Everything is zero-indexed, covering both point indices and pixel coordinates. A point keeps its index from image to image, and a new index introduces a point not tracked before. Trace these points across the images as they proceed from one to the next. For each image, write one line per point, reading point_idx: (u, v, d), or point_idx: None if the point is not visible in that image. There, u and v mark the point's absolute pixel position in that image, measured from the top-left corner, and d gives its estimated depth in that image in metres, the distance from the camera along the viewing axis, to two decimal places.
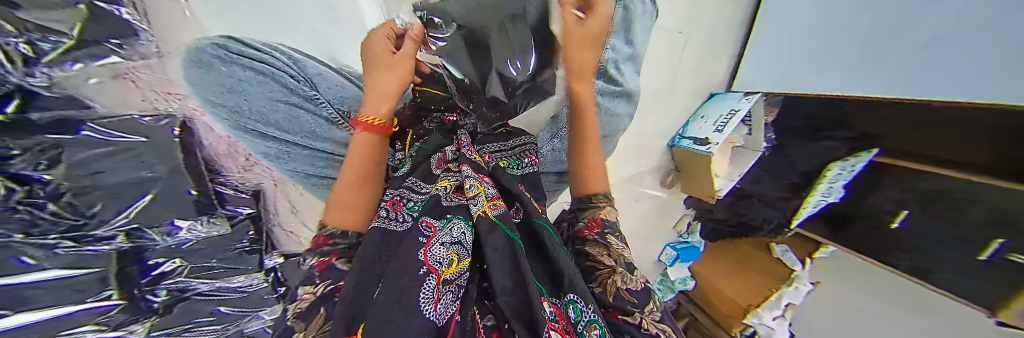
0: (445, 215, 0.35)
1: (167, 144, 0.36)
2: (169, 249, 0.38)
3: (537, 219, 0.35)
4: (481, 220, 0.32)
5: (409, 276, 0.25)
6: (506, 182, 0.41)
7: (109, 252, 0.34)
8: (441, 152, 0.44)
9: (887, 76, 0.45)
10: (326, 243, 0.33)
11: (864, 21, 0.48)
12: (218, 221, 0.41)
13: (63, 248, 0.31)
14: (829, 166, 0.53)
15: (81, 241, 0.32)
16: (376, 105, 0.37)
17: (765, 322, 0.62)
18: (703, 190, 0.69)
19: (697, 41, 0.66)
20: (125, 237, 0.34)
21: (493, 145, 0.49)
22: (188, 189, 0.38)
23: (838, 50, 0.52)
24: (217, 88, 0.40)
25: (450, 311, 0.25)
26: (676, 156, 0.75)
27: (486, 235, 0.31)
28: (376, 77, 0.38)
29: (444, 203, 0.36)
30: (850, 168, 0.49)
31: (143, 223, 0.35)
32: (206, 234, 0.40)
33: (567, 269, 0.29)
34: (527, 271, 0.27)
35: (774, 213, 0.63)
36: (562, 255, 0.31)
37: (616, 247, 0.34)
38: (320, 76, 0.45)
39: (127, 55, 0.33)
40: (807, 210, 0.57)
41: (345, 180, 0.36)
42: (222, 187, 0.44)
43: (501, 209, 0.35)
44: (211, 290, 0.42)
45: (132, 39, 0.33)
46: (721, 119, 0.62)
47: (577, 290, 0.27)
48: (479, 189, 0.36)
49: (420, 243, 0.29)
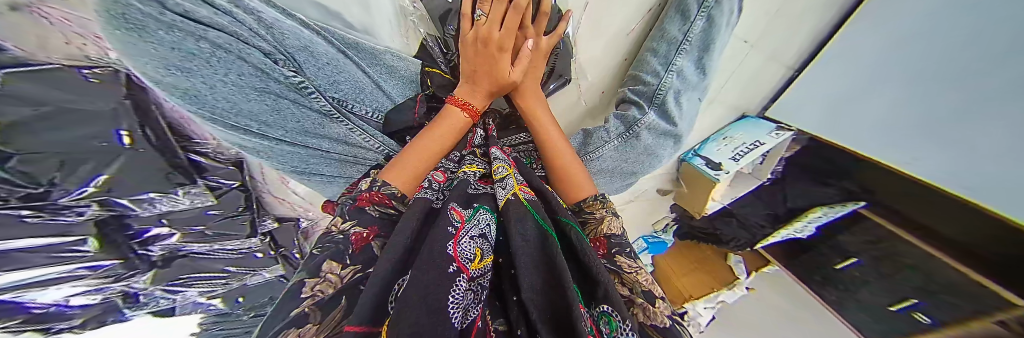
0: (473, 204, 0.36)
1: (113, 95, 0.32)
2: (152, 217, 0.39)
3: (562, 217, 0.35)
4: (510, 203, 0.34)
5: (439, 269, 0.23)
6: (528, 174, 0.44)
7: (85, 222, 0.33)
8: (472, 133, 0.49)
9: (895, 125, 0.38)
10: (383, 201, 0.35)
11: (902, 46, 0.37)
12: (204, 194, 0.44)
13: (32, 217, 0.30)
14: (814, 208, 0.49)
15: (47, 210, 0.30)
16: (479, 96, 0.45)
17: (697, 309, 0.70)
18: (694, 203, 0.72)
19: (760, 56, 0.55)
20: (100, 206, 0.33)
21: (512, 138, 0.54)
22: (118, 130, 0.32)
23: (848, 92, 0.44)
24: (163, 64, 0.29)
25: (472, 320, 0.23)
26: (682, 169, 0.73)
27: (513, 227, 0.30)
28: (484, 61, 0.43)
29: (471, 189, 0.39)
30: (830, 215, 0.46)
31: (115, 194, 0.34)
32: (190, 204, 0.42)
33: (600, 275, 0.26)
34: (563, 271, 0.24)
35: (744, 234, 0.64)
36: (590, 255, 0.28)
37: (628, 272, 0.30)
38: (304, 52, 0.37)
39: None
40: (772, 238, 0.57)
41: (429, 142, 0.42)
42: (196, 155, 0.44)
43: (532, 194, 0.37)
44: (207, 251, 0.47)
45: None
46: (744, 148, 0.59)
47: (613, 298, 0.23)
48: (507, 172, 0.41)
49: (450, 233, 0.29)
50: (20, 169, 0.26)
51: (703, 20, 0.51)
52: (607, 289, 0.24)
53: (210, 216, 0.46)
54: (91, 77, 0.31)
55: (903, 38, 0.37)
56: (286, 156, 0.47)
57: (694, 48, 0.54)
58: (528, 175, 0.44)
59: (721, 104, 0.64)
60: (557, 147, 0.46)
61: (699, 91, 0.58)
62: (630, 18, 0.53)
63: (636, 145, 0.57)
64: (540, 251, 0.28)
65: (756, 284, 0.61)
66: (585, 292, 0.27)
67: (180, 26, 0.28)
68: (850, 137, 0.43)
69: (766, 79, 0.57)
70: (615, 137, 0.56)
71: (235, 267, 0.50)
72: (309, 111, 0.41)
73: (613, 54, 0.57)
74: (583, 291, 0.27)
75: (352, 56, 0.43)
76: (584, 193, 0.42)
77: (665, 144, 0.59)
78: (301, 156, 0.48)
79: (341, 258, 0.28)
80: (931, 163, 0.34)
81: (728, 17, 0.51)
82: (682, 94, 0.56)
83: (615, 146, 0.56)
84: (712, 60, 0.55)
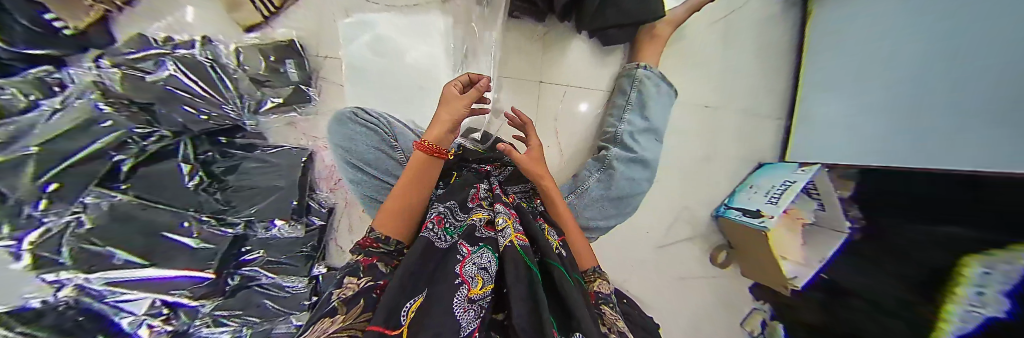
0: (478, 243, 0.33)
1: (296, 166, 0.52)
2: (262, 241, 0.48)
3: (551, 259, 0.31)
4: (507, 249, 0.30)
5: (446, 284, 0.25)
6: (526, 219, 0.39)
7: (229, 236, 0.44)
8: (475, 188, 0.45)
9: (962, 111, 0.40)
10: (371, 245, 0.34)
11: (939, 36, 0.45)
12: (299, 227, 0.50)
13: (207, 225, 0.42)
14: (968, 266, 0.34)
15: (221, 222, 0.44)
16: (434, 132, 0.40)
17: None
18: (773, 275, 0.62)
19: (731, 112, 0.72)
20: (243, 225, 0.46)
21: (515, 188, 0.48)
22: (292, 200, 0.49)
23: (861, 121, 0.57)
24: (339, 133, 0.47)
25: (474, 328, 0.21)
26: (723, 228, 0.71)
27: (508, 271, 0.27)
28: (450, 102, 0.43)
29: (477, 234, 0.35)
30: (1005, 269, 0.31)
31: (258, 216, 0.47)
32: (286, 234, 0.49)
33: (576, 303, 0.24)
34: (541, 296, 0.23)
35: (891, 324, 0.43)
36: (570, 289, 0.26)
37: (610, 317, 0.30)
38: (404, 135, 0.47)
39: (234, 112, 0.47)
40: (949, 326, 0.36)
41: (416, 171, 0.39)
42: (314, 202, 0.55)
43: (527, 242, 0.32)
44: (270, 285, 0.49)
45: (236, 119, 0.48)
46: (776, 190, 0.61)
47: (585, 327, 0.21)
48: (507, 223, 0.36)
49: (456, 259, 0.29)
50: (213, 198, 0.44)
51: (637, 92, 0.52)
52: (579, 317, 0.22)
53: (301, 244, 0.51)
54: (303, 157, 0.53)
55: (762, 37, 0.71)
56: (364, 185, 0.45)
57: (635, 107, 0.52)
58: (527, 223, 0.38)
59: (715, 160, 0.72)
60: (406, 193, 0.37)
61: (652, 133, 0.52)
62: (587, 71, 0.62)
63: (618, 184, 0.48)
64: (527, 287, 0.25)
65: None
66: (561, 320, 0.25)
67: (219, 151, 0.48)
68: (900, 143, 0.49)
69: (749, 134, 0.73)
70: (596, 172, 0.49)
71: (274, 303, 0.49)
72: (388, 159, 0.45)
73: (585, 130, 0.63)
74: (560, 320, 0.25)
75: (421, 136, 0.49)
76: (587, 262, 0.40)
77: (635, 193, 0.49)
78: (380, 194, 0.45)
79: (357, 274, 0.29)
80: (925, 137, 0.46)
81: (654, 87, 0.52)
82: (638, 135, 0.50)
83: (600, 180, 0.48)
84: (655, 113, 0.52)
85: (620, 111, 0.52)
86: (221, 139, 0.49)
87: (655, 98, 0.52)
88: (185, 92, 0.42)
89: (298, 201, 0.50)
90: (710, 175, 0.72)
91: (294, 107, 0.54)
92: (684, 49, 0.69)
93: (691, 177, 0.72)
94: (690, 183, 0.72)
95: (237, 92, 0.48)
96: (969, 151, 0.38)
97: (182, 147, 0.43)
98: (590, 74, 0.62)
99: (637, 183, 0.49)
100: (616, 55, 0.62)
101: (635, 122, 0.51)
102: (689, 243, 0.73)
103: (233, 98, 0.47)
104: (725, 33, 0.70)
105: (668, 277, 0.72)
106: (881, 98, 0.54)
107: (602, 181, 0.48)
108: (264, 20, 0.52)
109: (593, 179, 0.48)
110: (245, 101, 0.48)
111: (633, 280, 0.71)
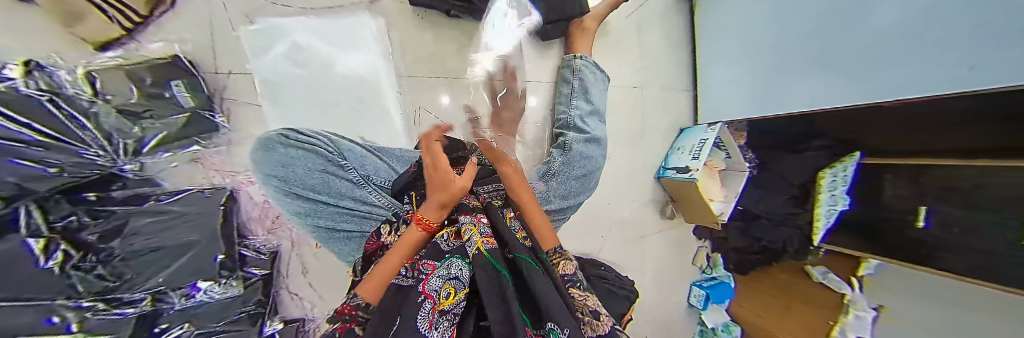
0: (444, 256, 0.29)
1: (214, 211, 0.42)
2: (181, 312, 0.39)
3: (520, 254, 0.28)
4: (476, 256, 0.27)
5: (407, 307, 0.21)
6: (495, 219, 0.35)
7: (131, 317, 0.34)
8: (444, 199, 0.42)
9: (830, 73, 0.56)
10: (348, 312, 0.25)
11: (787, 27, 0.63)
12: (234, 284, 0.43)
13: (93, 311, 0.30)
14: (822, 173, 0.62)
15: (114, 303, 0.32)
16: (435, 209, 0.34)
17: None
18: (706, 216, 0.77)
19: (654, 89, 0.84)
20: (151, 300, 0.36)
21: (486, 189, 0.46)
22: (216, 255, 0.40)
23: (737, 86, 0.77)
24: (271, 165, 0.40)
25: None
26: (667, 187, 0.83)
27: (479, 279, 0.24)
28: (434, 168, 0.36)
29: (443, 247, 0.31)
30: (841, 173, 0.58)
31: (168, 285, 0.36)
32: (220, 295, 0.42)
33: (542, 290, 0.23)
34: (511, 298, 0.21)
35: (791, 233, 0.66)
36: (538, 279, 0.24)
37: (578, 297, 0.28)
38: (353, 152, 0.43)
39: (107, 159, 0.32)
40: (823, 222, 0.62)
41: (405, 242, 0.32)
42: (246, 249, 0.48)
43: (496, 244, 0.29)
44: None
45: (113, 167, 0.33)
46: (696, 148, 0.74)
47: (552, 310, 0.21)
48: (472, 229, 0.31)
49: (419, 278, 0.25)
50: (115, 266, 0.32)
51: (579, 80, 0.58)
52: (548, 305, 0.21)
53: (241, 304, 0.44)
54: (223, 197, 0.44)
55: (668, 28, 0.85)
56: (315, 215, 0.41)
57: (580, 93, 0.58)
58: (495, 222, 0.35)
59: (651, 130, 0.84)
60: (392, 259, 0.30)
61: (597, 116, 0.58)
62: (529, 66, 0.66)
63: (577, 163, 0.51)
64: (498, 289, 0.23)
65: (884, 301, 0.52)
66: (531, 313, 0.24)
67: (92, 210, 0.31)
68: (776, 106, 0.68)
69: (674, 105, 0.87)
70: (559, 156, 0.51)
71: None
72: (340, 180, 0.41)
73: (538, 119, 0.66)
74: (531, 315, 0.24)
75: (374, 152, 0.46)
76: (550, 242, 0.36)
77: (594, 168, 0.54)
78: (340, 220, 0.42)
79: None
80: (798, 95, 0.63)
81: (591, 74, 0.59)
82: (587, 117, 0.56)
83: (562, 161, 0.50)
84: (597, 97, 0.59)
85: (568, 98, 0.58)
86: (87, 196, 0.31)
87: (594, 82, 0.59)
88: (21, 141, 0.24)
89: (225, 253, 0.42)
90: (649, 144, 0.83)
91: (196, 138, 0.43)
92: (611, 39, 0.77)
93: (635, 146, 0.82)
94: (632, 153, 0.82)
95: (102, 133, 0.31)
96: (844, 98, 0.54)
97: (24, 217, 0.25)
98: (534, 68, 0.66)
99: (593, 159, 0.53)
100: (553, 48, 0.67)
101: (583, 106, 0.57)
102: (643, 206, 0.83)
103: (98, 141, 0.31)
104: (639, 24, 0.81)
105: (633, 238, 0.82)
106: (748, 70, 0.73)
107: (565, 162, 0.50)
108: (126, 35, 0.41)
109: (561, 162, 0.50)
110: (117, 143, 0.33)
111: (605, 249, 0.79)
